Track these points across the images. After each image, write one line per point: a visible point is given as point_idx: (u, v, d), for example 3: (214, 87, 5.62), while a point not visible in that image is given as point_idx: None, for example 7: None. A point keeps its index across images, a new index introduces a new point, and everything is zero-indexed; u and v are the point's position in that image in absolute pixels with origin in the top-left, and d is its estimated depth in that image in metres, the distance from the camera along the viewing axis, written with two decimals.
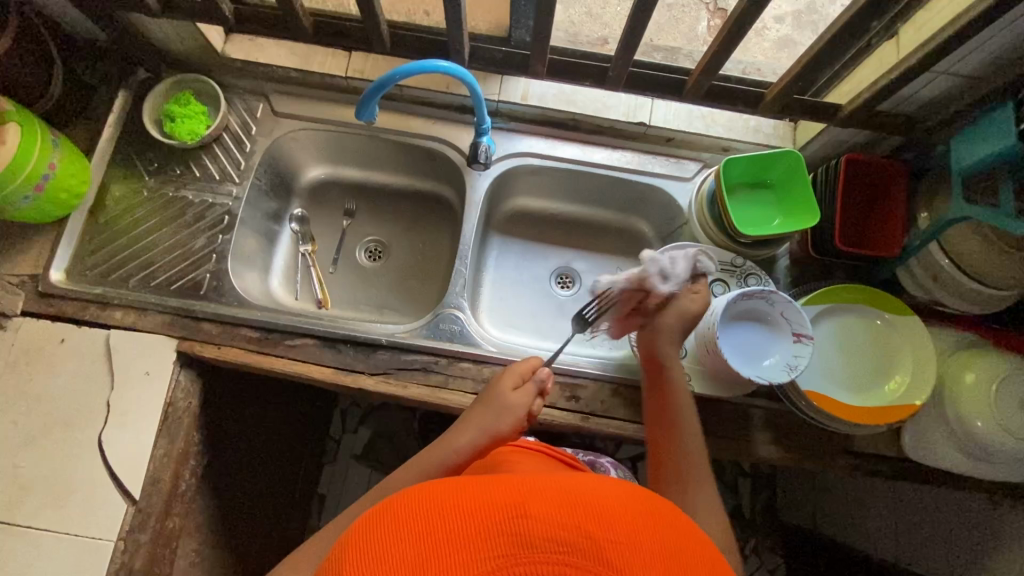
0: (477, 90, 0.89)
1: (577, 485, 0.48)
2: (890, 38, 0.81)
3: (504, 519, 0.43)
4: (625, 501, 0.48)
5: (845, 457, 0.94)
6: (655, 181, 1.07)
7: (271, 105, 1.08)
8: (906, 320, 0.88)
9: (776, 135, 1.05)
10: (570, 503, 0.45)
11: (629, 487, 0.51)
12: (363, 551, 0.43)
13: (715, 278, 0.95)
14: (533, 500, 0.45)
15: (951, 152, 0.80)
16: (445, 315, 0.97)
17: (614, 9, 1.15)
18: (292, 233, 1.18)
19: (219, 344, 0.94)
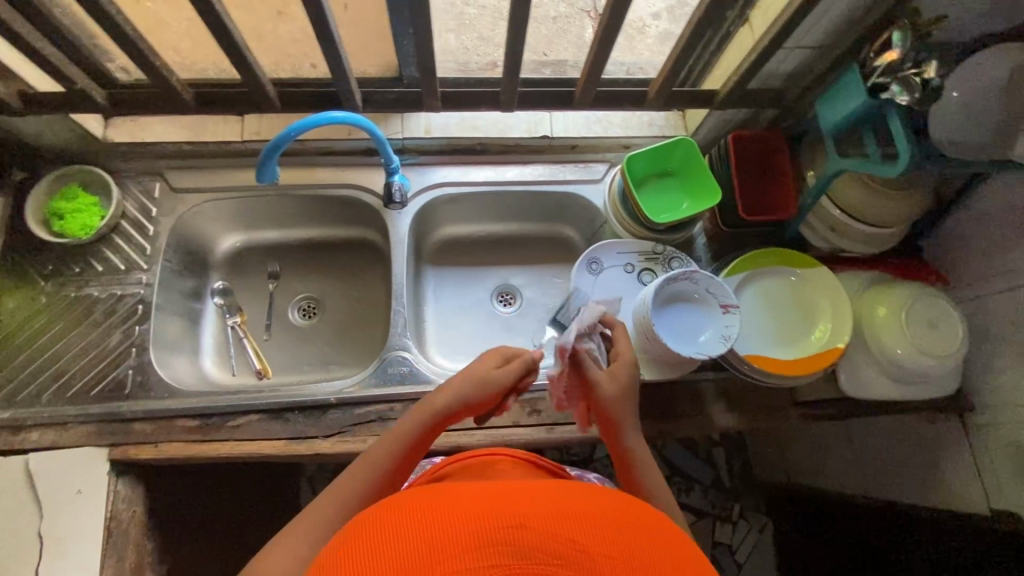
0: (377, 134, 0.89)
1: (574, 498, 0.49)
2: (744, 23, 0.88)
3: (501, 528, 0.43)
4: (617, 512, 0.48)
5: (794, 408, 1.00)
6: (569, 188, 1.11)
7: (168, 183, 1.03)
8: (817, 271, 0.96)
9: (669, 125, 1.12)
10: (568, 517, 0.45)
11: (624, 500, 0.52)
12: (365, 550, 0.44)
13: (642, 268, 0.99)
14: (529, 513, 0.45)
15: (818, 113, 0.88)
16: (392, 359, 0.96)
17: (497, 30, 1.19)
18: (217, 308, 1.12)
19: (156, 442, 0.88)
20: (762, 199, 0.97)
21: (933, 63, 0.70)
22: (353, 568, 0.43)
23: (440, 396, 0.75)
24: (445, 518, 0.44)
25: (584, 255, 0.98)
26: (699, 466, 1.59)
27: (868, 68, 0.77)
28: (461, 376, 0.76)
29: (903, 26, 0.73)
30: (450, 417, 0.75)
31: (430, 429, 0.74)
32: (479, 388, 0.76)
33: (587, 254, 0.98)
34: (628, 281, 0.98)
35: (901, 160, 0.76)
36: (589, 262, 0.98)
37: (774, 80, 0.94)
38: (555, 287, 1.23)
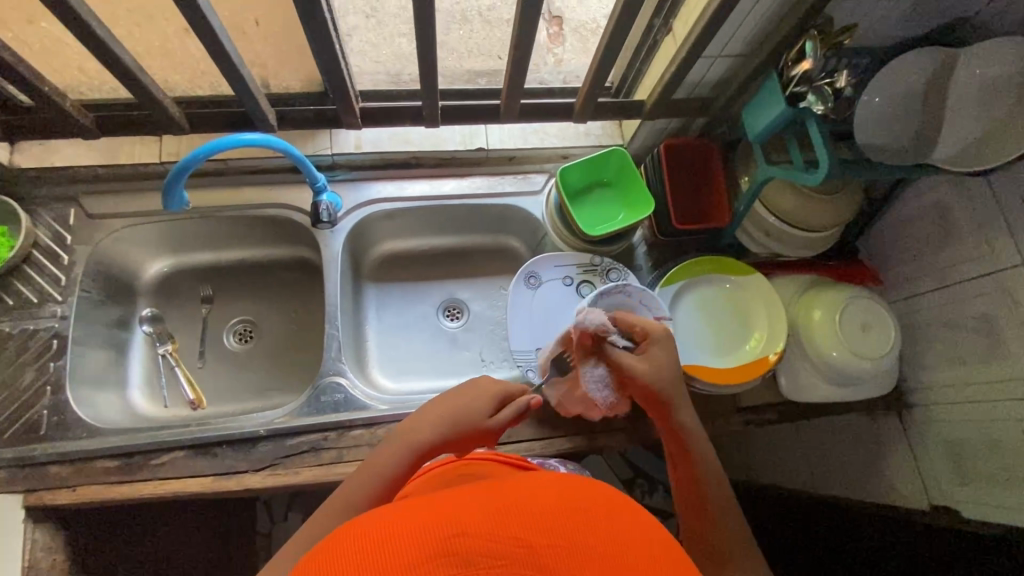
0: (297, 154, 0.86)
1: (526, 495, 0.45)
2: (667, 33, 0.87)
3: (442, 538, 0.39)
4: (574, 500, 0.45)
5: (737, 415, 1.00)
6: (508, 200, 1.09)
7: (82, 209, 0.98)
8: (751, 278, 0.96)
9: (606, 134, 1.11)
10: (517, 515, 0.42)
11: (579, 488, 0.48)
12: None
13: (580, 280, 0.98)
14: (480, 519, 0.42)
15: (744, 120, 0.88)
16: (325, 385, 0.93)
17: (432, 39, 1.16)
18: (146, 336, 1.07)
19: (74, 486, 0.84)
20: (696, 207, 0.97)
21: (843, 74, 0.75)
22: None
23: (424, 430, 0.69)
24: (387, 538, 0.40)
25: (521, 270, 0.97)
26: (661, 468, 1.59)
27: (785, 78, 0.77)
28: (452, 416, 0.70)
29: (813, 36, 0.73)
30: (431, 455, 0.69)
31: (411, 465, 0.67)
32: (469, 428, 0.70)
33: (524, 269, 0.97)
34: (567, 295, 0.97)
35: (821, 169, 0.76)
36: (526, 277, 0.97)
37: (702, 88, 0.93)
38: (502, 299, 1.21)
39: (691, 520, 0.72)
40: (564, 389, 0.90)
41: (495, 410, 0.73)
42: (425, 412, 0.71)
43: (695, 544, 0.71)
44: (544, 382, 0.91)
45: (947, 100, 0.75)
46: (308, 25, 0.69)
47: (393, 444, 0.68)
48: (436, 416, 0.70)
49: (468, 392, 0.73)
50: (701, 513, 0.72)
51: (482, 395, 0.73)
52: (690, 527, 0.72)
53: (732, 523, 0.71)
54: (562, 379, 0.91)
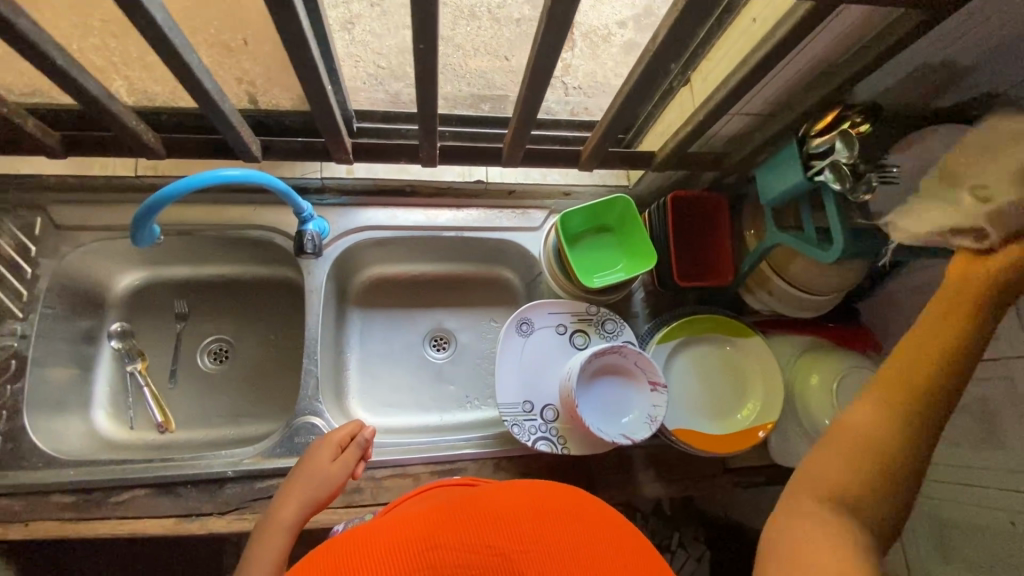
0: (281, 186, 0.81)
1: (485, 504, 0.58)
2: (684, 84, 0.82)
3: (426, 550, 0.51)
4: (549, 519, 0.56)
5: (723, 476, 0.98)
6: (505, 235, 1.05)
7: (50, 219, 0.92)
8: (749, 341, 0.94)
9: (612, 172, 1.07)
10: (484, 522, 0.54)
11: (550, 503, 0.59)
12: None
13: (574, 330, 0.94)
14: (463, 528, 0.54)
15: (759, 182, 0.84)
16: (300, 425, 0.89)
17: None
18: (114, 352, 1.02)
19: (26, 521, 0.80)
20: (698, 263, 0.94)
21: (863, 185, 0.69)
22: None
23: (289, 511, 0.73)
24: (380, 558, 0.50)
25: (513, 316, 0.93)
26: None
27: (805, 150, 0.73)
28: (308, 488, 0.75)
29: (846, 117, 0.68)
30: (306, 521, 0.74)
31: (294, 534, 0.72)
32: (326, 486, 0.76)
33: (516, 315, 0.93)
34: (559, 345, 0.93)
35: (835, 248, 0.73)
36: (518, 323, 0.93)
37: (716, 142, 0.88)
38: (492, 332, 1.17)
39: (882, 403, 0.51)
40: (549, 447, 0.87)
41: (336, 458, 0.79)
42: (282, 496, 0.75)
43: (828, 504, 0.49)
44: (528, 438, 0.88)
45: None
46: (294, 65, 0.63)
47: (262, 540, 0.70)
48: (293, 495, 0.74)
49: (306, 461, 0.79)
50: (874, 444, 0.50)
51: (319, 451, 0.79)
52: (799, 502, 0.50)
53: (904, 429, 0.49)
54: (547, 436, 0.88)
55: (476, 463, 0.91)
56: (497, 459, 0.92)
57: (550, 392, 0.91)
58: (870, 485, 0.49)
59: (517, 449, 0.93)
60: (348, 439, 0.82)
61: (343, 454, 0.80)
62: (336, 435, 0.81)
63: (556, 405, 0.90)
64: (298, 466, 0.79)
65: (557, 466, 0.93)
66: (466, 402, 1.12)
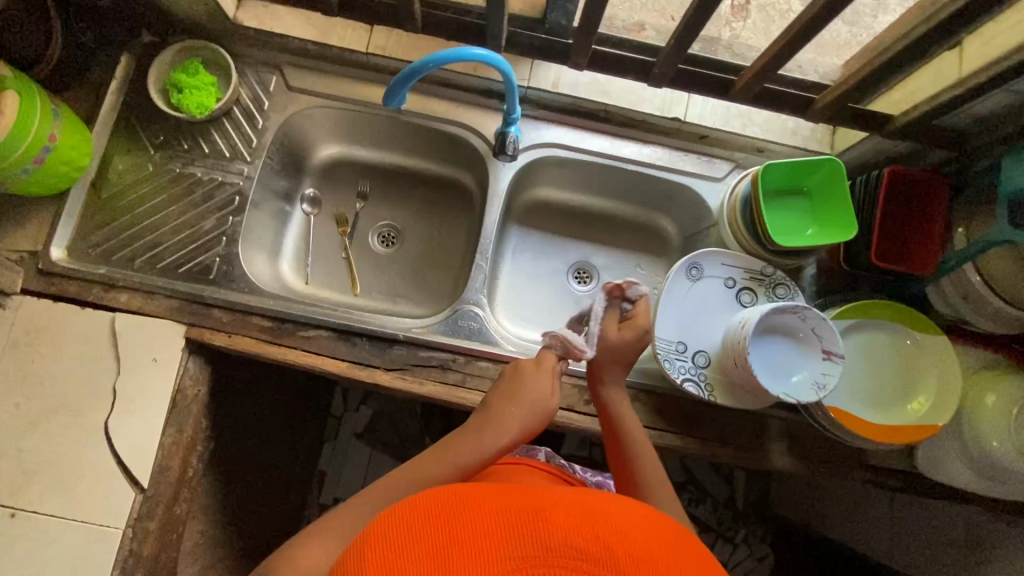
0: (511, 78, 0.83)
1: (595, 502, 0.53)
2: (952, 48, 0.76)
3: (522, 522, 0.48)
4: (626, 508, 0.54)
5: (859, 470, 0.94)
6: (685, 180, 1.03)
7: (284, 79, 1.01)
8: (935, 340, 0.88)
9: (814, 137, 1.01)
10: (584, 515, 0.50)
11: (606, 497, 0.55)
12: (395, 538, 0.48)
13: (743, 286, 0.93)
14: (537, 507, 0.50)
15: (1000, 171, 0.78)
16: (464, 311, 0.95)
17: None
18: (304, 215, 1.13)
19: (230, 332, 0.91)
20: (898, 247, 0.88)
21: None
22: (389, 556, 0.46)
23: (511, 425, 0.75)
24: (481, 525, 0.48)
25: (686, 258, 0.92)
26: (716, 483, 1.57)
27: None
28: (523, 409, 0.76)
29: None
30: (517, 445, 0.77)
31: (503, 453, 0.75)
32: (544, 418, 0.77)
33: (689, 258, 0.92)
34: (725, 296, 0.92)
35: None
36: (689, 267, 0.92)
37: (963, 121, 0.82)
38: (636, 277, 1.17)
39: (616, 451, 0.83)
40: (696, 390, 0.87)
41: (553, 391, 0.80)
42: (504, 404, 0.77)
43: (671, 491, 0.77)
44: (677, 375, 0.88)
45: None
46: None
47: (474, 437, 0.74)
48: (514, 407, 0.76)
49: (525, 384, 0.78)
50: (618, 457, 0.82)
51: (545, 366, 0.81)
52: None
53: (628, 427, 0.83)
54: (696, 379, 0.89)
55: None
56: (636, 390, 0.94)
57: (707, 340, 0.91)
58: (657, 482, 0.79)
59: (658, 386, 0.94)
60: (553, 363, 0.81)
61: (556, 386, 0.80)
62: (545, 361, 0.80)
63: (710, 353, 0.90)
64: (506, 378, 0.80)
65: (692, 412, 0.94)
66: None
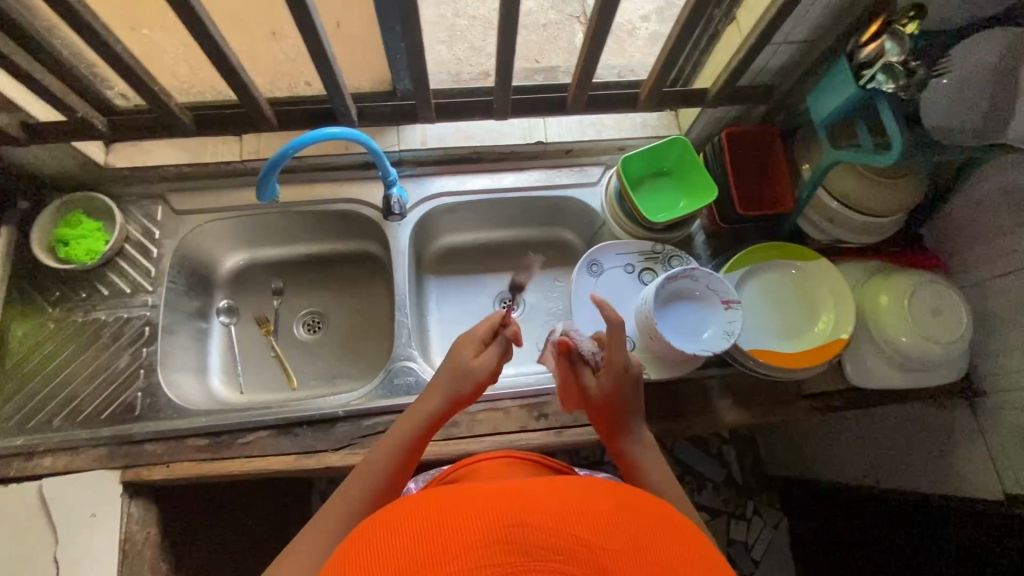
0: (374, 148, 0.90)
1: (583, 491, 0.48)
2: (731, 21, 0.89)
3: (503, 526, 0.42)
4: (603, 494, 0.49)
5: (803, 401, 0.99)
6: (566, 192, 1.12)
7: (169, 205, 1.04)
8: (816, 263, 0.97)
9: (662, 125, 1.13)
10: (576, 509, 0.45)
11: (612, 487, 0.51)
12: (370, 558, 0.43)
13: (643, 268, 1.00)
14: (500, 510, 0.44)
15: (810, 106, 0.89)
16: (397, 369, 0.97)
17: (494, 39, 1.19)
18: (224, 327, 1.14)
19: (168, 463, 0.89)
20: (757, 195, 0.98)
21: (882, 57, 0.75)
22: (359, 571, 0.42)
23: (432, 397, 0.74)
24: (463, 528, 0.42)
25: (584, 257, 0.99)
26: (710, 465, 1.59)
27: (856, 61, 0.78)
28: (451, 380, 0.75)
29: (893, 35, 0.72)
30: (446, 414, 0.75)
31: (434, 423, 0.74)
32: (476, 383, 0.75)
33: (587, 257, 0.98)
34: (629, 281, 0.99)
35: (894, 150, 0.77)
36: (588, 264, 0.99)
37: (765, 76, 0.94)
38: (557, 291, 1.23)
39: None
40: None
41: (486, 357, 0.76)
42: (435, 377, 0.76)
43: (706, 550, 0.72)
44: None
45: None
46: (404, 27, 0.73)
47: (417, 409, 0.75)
48: (442, 377, 0.75)
49: (456, 349, 0.77)
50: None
51: (469, 345, 0.76)
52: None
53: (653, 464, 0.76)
54: None
55: None
56: None
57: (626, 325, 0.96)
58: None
59: None
60: (490, 333, 0.78)
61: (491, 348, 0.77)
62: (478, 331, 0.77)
63: (633, 336, 0.95)
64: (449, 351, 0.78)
65: None
66: None
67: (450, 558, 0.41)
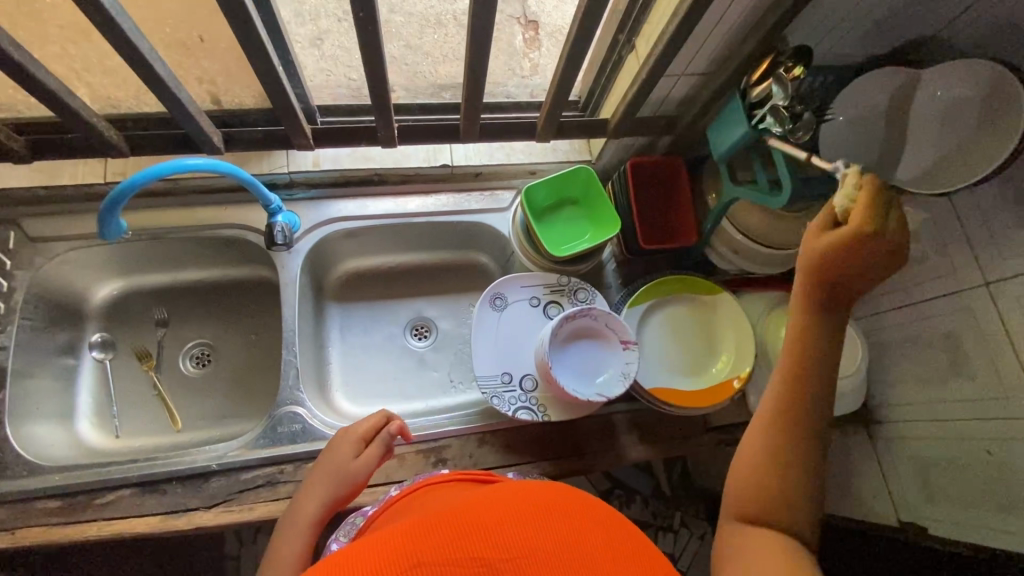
0: (245, 176, 0.82)
1: (491, 508, 0.52)
2: (628, 50, 0.85)
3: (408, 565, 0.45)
4: (511, 495, 0.54)
5: (707, 434, 0.98)
6: (474, 217, 1.06)
7: (22, 232, 0.93)
8: (720, 296, 0.96)
9: (574, 148, 1.09)
10: (485, 534, 0.49)
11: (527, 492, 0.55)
12: None
13: (547, 301, 0.96)
14: (417, 538, 0.48)
15: (710, 140, 0.87)
16: (282, 414, 0.90)
17: (431, 38, 0.97)
18: (97, 363, 1.03)
19: (12, 529, 0.79)
20: (663, 227, 0.96)
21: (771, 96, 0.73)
22: None
23: (309, 504, 0.73)
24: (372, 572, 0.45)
25: (486, 290, 0.94)
26: (638, 479, 1.59)
27: (749, 101, 0.76)
28: (326, 483, 0.74)
29: (779, 76, 0.71)
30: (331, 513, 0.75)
31: (316, 527, 0.72)
32: (351, 481, 0.75)
33: (489, 290, 0.94)
34: (534, 316, 0.95)
35: (785, 194, 0.75)
36: (491, 298, 0.94)
37: (667, 106, 0.92)
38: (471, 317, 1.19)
39: (793, 362, 0.62)
40: (529, 415, 0.88)
41: (360, 453, 0.77)
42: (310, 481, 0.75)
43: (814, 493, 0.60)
44: (509, 408, 0.89)
45: (908, 125, 0.76)
46: (243, 46, 0.65)
47: (293, 515, 0.73)
48: (317, 482, 0.75)
49: (329, 453, 0.77)
50: (803, 385, 0.61)
51: (342, 448, 0.76)
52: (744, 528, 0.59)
53: (821, 342, 0.62)
54: (528, 405, 0.89)
55: (461, 439, 0.92)
56: (481, 433, 0.93)
57: (528, 363, 0.92)
58: (792, 416, 0.61)
59: (500, 421, 0.94)
60: (372, 431, 0.78)
61: (366, 450, 0.77)
62: (354, 432, 0.77)
63: (534, 374, 0.91)
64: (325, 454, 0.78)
65: (541, 436, 0.94)
66: (452, 387, 1.13)
67: None
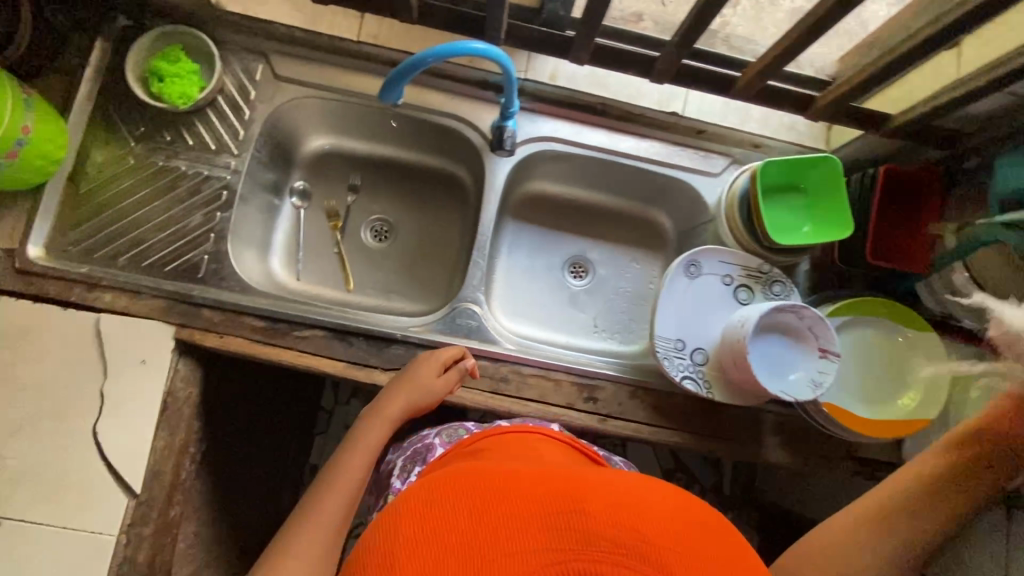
0: (512, 72, 0.80)
1: (629, 485, 0.48)
2: (953, 48, 0.77)
3: (560, 511, 0.43)
4: (662, 490, 0.48)
5: (849, 461, 0.97)
6: (682, 175, 1.03)
7: (271, 67, 0.97)
8: (926, 337, 0.90)
9: (809, 134, 1.03)
10: (636, 509, 0.44)
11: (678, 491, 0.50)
12: (418, 530, 0.42)
13: (740, 283, 0.93)
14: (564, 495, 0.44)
15: (996, 170, 0.77)
16: (461, 310, 0.95)
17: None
18: (293, 209, 1.10)
19: (221, 334, 0.89)
20: (891, 244, 0.90)
21: None
22: (411, 536, 0.42)
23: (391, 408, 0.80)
24: (511, 503, 0.43)
25: (684, 255, 0.92)
26: None
27: None
28: (412, 391, 0.82)
29: None
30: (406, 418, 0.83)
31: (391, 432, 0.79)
32: (432, 393, 0.83)
33: (688, 255, 0.92)
34: (722, 294, 0.93)
35: None
36: (687, 264, 0.92)
37: (958, 120, 0.83)
38: (631, 271, 1.18)
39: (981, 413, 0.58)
40: (694, 387, 0.88)
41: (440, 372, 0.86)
42: (392, 391, 0.82)
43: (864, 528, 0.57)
44: (676, 373, 0.89)
45: None
46: None
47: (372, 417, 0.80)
48: (400, 393, 0.82)
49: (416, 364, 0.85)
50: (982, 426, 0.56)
51: (428, 361, 0.85)
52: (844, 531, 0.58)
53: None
54: (694, 376, 0.89)
55: (615, 386, 0.94)
56: (635, 387, 0.94)
57: (704, 337, 0.91)
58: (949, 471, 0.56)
59: (656, 382, 0.95)
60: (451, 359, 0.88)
61: (448, 373, 0.86)
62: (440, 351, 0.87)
63: (707, 350, 0.91)
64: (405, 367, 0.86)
65: (689, 408, 0.95)
66: (594, 332, 1.14)
67: (503, 539, 0.41)
